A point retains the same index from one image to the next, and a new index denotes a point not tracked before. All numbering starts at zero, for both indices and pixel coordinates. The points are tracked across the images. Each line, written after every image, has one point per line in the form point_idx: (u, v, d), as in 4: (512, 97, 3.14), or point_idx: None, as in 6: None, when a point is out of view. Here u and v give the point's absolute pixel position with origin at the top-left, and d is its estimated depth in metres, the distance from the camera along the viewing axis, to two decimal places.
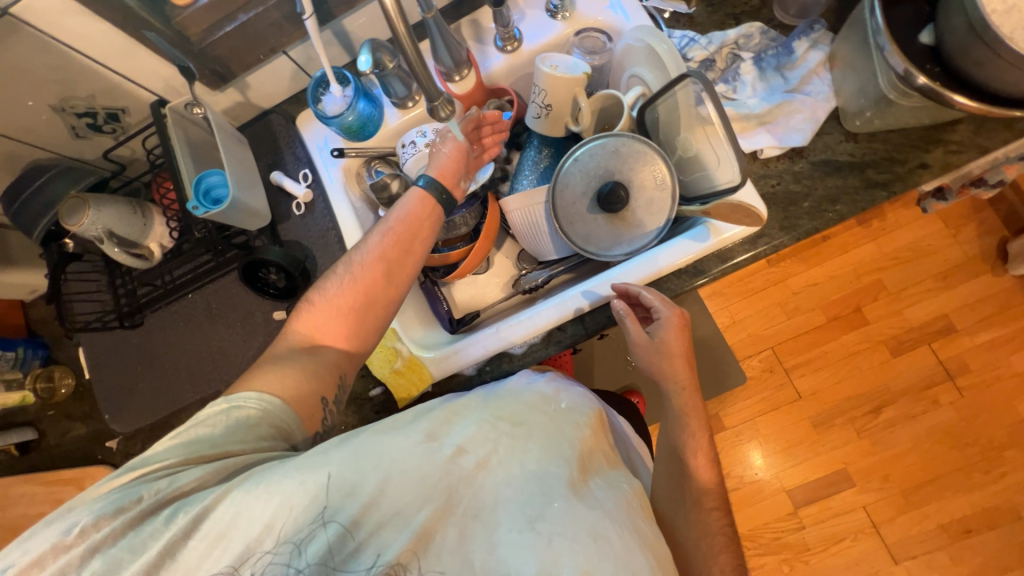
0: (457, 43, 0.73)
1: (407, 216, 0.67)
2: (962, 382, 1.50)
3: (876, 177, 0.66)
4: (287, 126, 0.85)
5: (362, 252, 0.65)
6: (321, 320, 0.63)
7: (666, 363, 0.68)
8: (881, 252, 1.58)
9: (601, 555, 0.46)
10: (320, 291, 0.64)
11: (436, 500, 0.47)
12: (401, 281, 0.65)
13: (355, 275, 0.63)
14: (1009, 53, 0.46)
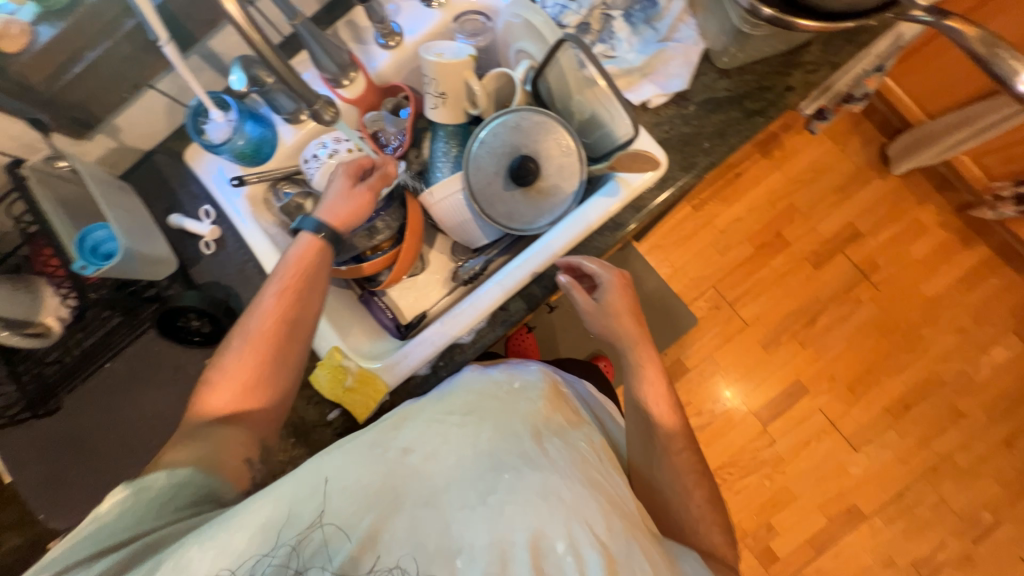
0: (336, 46, 0.71)
1: (297, 265, 0.66)
2: (875, 279, 1.67)
3: (753, 106, 0.72)
4: (175, 164, 0.80)
5: (258, 312, 0.63)
6: (224, 391, 0.60)
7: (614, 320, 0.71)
8: (786, 178, 1.72)
9: (551, 511, 0.48)
10: (222, 365, 0.62)
11: (382, 501, 0.48)
12: (302, 333, 0.64)
13: (253, 335, 0.62)
14: None
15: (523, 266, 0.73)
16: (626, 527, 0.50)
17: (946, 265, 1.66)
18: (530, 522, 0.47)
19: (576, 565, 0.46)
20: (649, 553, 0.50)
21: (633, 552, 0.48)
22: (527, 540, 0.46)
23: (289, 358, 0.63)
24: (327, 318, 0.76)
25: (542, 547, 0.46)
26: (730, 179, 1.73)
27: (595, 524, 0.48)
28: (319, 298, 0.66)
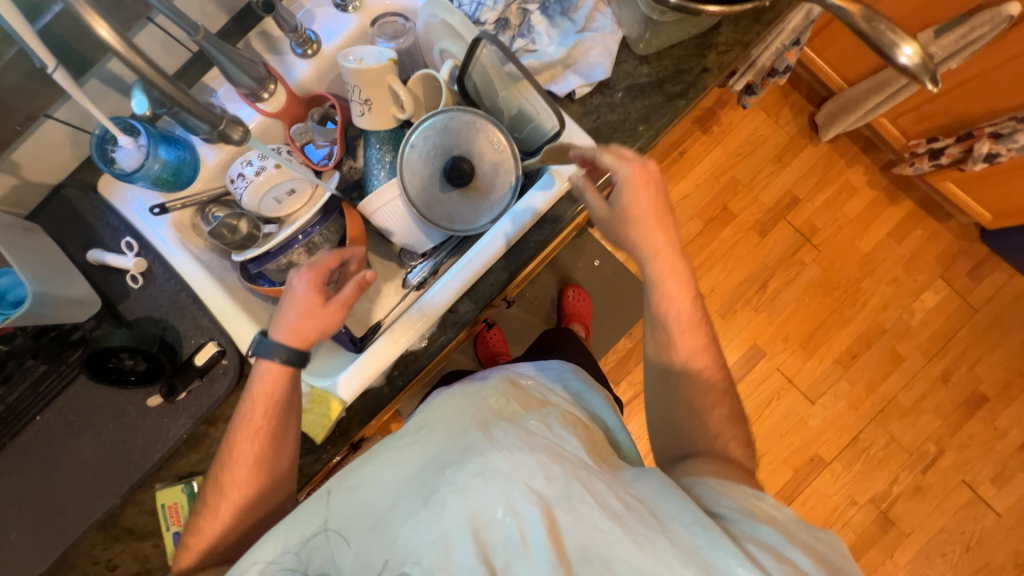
0: (249, 60, 0.69)
1: (262, 386, 0.64)
2: (816, 241, 1.77)
3: (672, 90, 0.74)
4: (87, 197, 0.74)
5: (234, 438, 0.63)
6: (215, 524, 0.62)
7: (651, 215, 0.62)
8: (727, 152, 1.78)
9: (487, 485, 0.48)
10: (226, 471, 0.63)
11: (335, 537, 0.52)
12: (279, 446, 0.64)
13: (249, 433, 0.63)
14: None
15: (465, 266, 0.72)
16: (568, 473, 0.48)
17: (877, 221, 1.77)
18: (467, 504, 0.47)
19: (519, 526, 0.46)
20: (593, 488, 0.48)
21: (572, 490, 0.47)
22: (466, 521, 0.47)
23: (269, 471, 0.64)
24: None
25: (484, 521, 0.47)
26: (674, 158, 1.78)
27: (532, 482, 0.48)
28: (292, 407, 0.65)
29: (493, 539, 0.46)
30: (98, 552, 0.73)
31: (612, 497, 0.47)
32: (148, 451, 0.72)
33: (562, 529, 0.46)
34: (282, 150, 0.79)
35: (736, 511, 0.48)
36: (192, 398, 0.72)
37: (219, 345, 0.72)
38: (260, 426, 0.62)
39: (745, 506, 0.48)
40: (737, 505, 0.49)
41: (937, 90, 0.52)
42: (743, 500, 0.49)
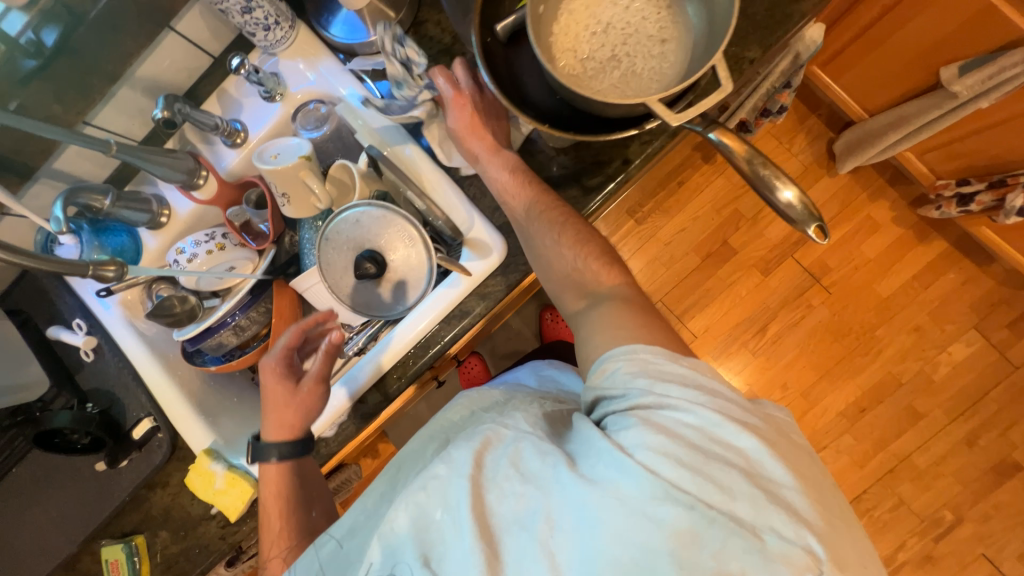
0: (174, 156, 0.73)
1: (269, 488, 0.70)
2: (827, 282, 1.63)
3: (590, 183, 0.70)
4: (52, 277, 0.83)
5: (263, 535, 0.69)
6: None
7: (509, 184, 0.67)
8: (730, 183, 1.66)
9: (427, 492, 0.50)
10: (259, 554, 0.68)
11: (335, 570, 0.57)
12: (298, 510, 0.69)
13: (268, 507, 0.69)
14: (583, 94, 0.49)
15: (373, 360, 0.74)
16: (494, 451, 0.51)
17: (901, 262, 1.60)
18: (410, 508, 0.50)
19: (453, 514, 0.48)
20: (515, 456, 0.49)
21: (496, 468, 0.49)
22: (410, 525, 0.49)
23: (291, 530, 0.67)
24: (203, 415, 0.80)
25: (429, 521, 0.49)
26: (671, 189, 1.68)
27: (461, 473, 0.49)
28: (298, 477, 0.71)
29: (439, 537, 0.48)
30: None
31: (529, 459, 0.49)
32: (96, 509, 0.80)
33: (489, 508, 0.48)
34: (217, 233, 0.81)
35: (614, 397, 0.51)
36: (132, 466, 0.79)
37: (154, 421, 0.79)
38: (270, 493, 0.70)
39: (622, 369, 0.51)
40: (618, 379, 0.51)
41: (823, 242, 0.51)
42: (630, 361, 0.51)
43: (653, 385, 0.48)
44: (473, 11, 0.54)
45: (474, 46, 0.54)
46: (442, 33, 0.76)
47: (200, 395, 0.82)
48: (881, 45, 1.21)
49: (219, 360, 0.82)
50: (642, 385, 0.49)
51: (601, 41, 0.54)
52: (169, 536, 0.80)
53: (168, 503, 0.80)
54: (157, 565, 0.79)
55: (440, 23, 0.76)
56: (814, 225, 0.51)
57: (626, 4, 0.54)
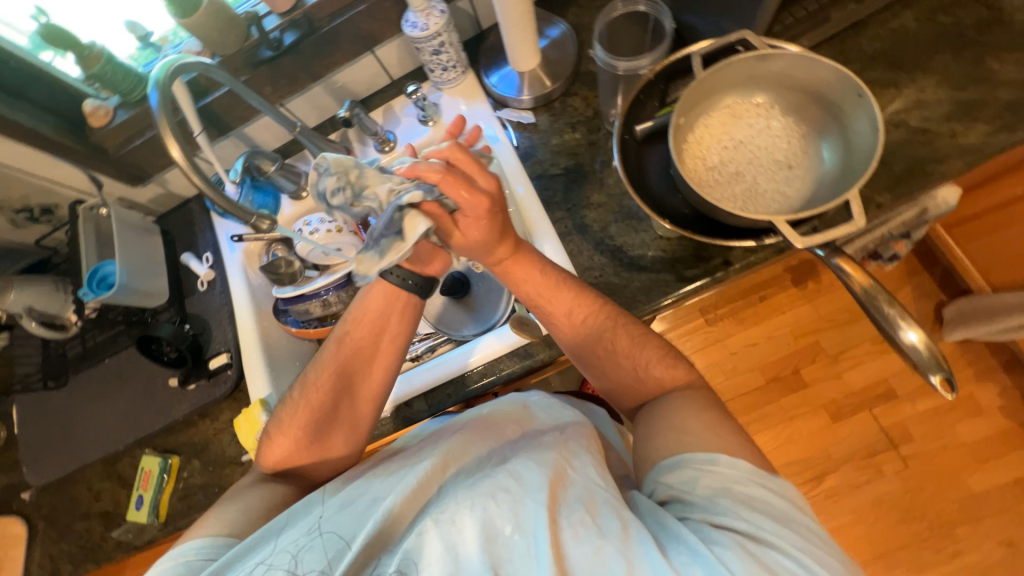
0: (334, 148, 0.86)
1: (330, 358, 0.69)
2: (906, 452, 1.45)
3: (687, 272, 0.71)
4: (201, 213, 0.97)
5: (301, 391, 0.69)
6: (274, 448, 0.68)
7: (544, 291, 0.66)
8: (816, 312, 1.58)
9: (497, 501, 0.46)
10: (279, 421, 0.69)
11: (350, 551, 0.50)
12: (345, 398, 0.69)
13: (308, 398, 0.68)
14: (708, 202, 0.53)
15: (429, 371, 0.78)
16: (573, 493, 0.47)
17: (1001, 459, 1.40)
18: (477, 518, 0.46)
19: (527, 542, 0.44)
20: (594, 507, 0.46)
21: (574, 508, 0.46)
22: (478, 530, 0.45)
23: (333, 405, 0.68)
24: (268, 368, 0.86)
25: (496, 535, 0.45)
26: (752, 300, 1.62)
27: (540, 500, 0.46)
28: (362, 357, 0.69)
29: (506, 556, 0.44)
30: (94, 481, 0.90)
31: (609, 517, 0.45)
32: (153, 419, 0.88)
33: (568, 553, 0.43)
34: (339, 218, 0.92)
35: (695, 505, 0.48)
36: (198, 391, 0.87)
37: (229, 358, 0.87)
38: (322, 389, 0.68)
39: (701, 487, 0.48)
40: (698, 489, 0.49)
41: (950, 397, 0.44)
42: (711, 476, 0.49)
43: (743, 512, 0.46)
44: (629, 99, 0.60)
45: (615, 132, 0.60)
46: (585, 106, 0.83)
47: (273, 348, 0.89)
48: (1012, 226, 1.21)
49: (299, 325, 0.90)
50: (728, 505, 0.46)
51: (730, 155, 0.58)
52: (198, 467, 0.86)
53: (210, 436, 0.87)
54: (178, 490, 0.84)
55: (586, 98, 0.84)
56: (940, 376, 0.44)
57: (763, 127, 0.58)
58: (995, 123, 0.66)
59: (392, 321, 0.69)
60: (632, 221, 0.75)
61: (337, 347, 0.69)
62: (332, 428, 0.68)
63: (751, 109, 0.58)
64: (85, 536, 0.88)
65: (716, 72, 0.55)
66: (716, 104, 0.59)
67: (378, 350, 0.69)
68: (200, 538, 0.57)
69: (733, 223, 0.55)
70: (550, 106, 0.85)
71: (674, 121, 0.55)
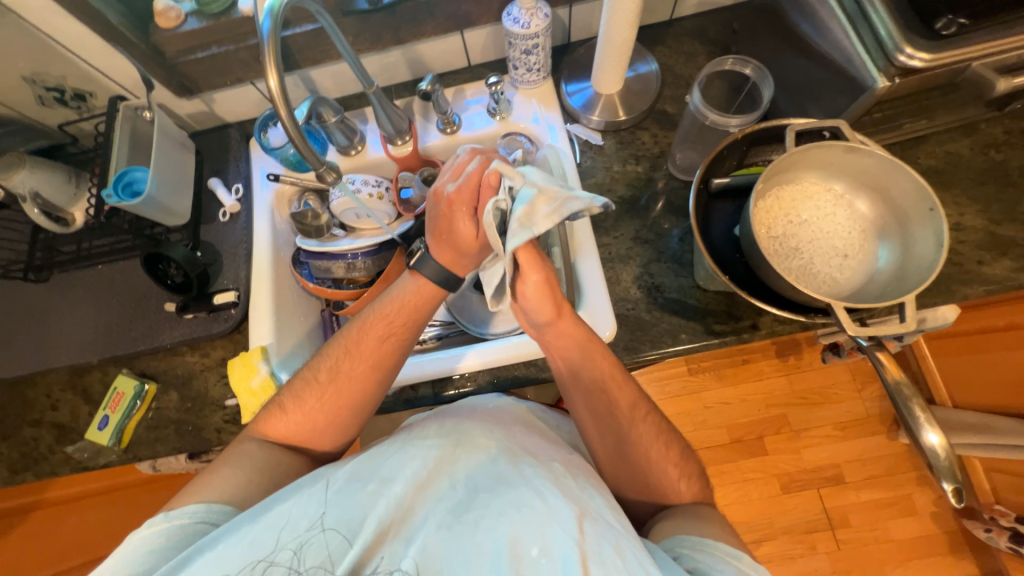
0: (398, 115, 0.84)
1: (343, 354, 0.68)
2: (841, 535, 1.53)
3: (715, 327, 0.74)
4: (240, 142, 0.93)
5: (311, 378, 0.68)
6: (286, 422, 0.66)
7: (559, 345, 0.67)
8: (791, 387, 1.65)
9: (524, 519, 0.48)
10: (295, 398, 0.67)
11: (364, 538, 0.49)
12: (354, 395, 0.67)
13: (322, 385, 0.67)
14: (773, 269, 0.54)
15: (442, 360, 0.77)
16: (598, 524, 0.48)
17: (922, 560, 1.50)
18: (505, 532, 0.47)
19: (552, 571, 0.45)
20: (620, 548, 0.47)
21: (601, 546, 0.46)
22: (503, 547, 0.46)
23: (345, 399, 0.67)
24: (276, 317, 0.83)
25: (522, 555, 0.46)
26: (736, 361, 1.68)
27: (567, 526, 0.47)
28: (385, 359, 0.68)
29: None
30: (54, 389, 0.84)
31: (636, 563, 0.46)
32: (138, 340, 0.83)
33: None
34: (383, 184, 0.90)
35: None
36: (194, 322, 0.83)
37: (236, 297, 0.83)
38: (337, 375, 0.67)
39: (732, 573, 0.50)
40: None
41: (955, 505, 0.46)
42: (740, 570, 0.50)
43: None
44: (715, 151, 0.61)
45: (694, 181, 0.62)
46: (652, 144, 0.85)
47: (283, 297, 0.86)
48: (983, 352, 1.26)
49: (315, 280, 0.88)
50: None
51: (793, 230, 0.61)
52: (175, 400, 0.81)
53: (195, 371, 0.83)
54: (149, 418, 0.80)
55: (656, 136, 0.85)
56: (952, 485, 0.46)
57: (830, 213, 0.61)
58: (1020, 262, 0.71)
59: (418, 312, 0.70)
60: (675, 264, 0.78)
61: (354, 344, 0.67)
62: (343, 419, 0.68)
63: (822, 192, 0.62)
64: (30, 444, 0.81)
65: (806, 150, 0.57)
66: (793, 179, 0.61)
67: (401, 337, 0.69)
68: (195, 503, 0.57)
69: (784, 296, 0.57)
70: (619, 134, 0.86)
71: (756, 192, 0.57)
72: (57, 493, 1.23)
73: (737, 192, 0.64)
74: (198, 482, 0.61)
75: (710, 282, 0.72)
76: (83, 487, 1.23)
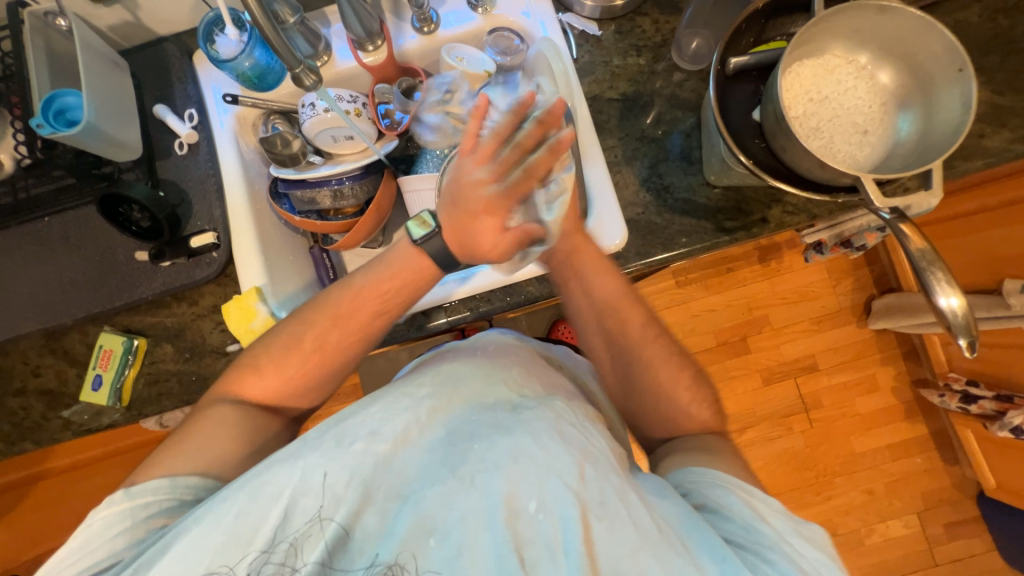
0: (368, 13, 0.73)
1: (330, 312, 0.62)
2: (814, 415, 1.71)
3: (726, 224, 0.73)
4: (182, 59, 0.80)
5: (292, 339, 0.63)
6: (265, 381, 0.63)
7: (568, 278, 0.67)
8: (772, 290, 1.72)
9: (521, 471, 0.46)
10: (269, 359, 0.63)
11: (353, 495, 0.47)
12: (341, 352, 0.64)
13: (305, 345, 0.63)
14: (799, 145, 0.52)
15: (453, 282, 0.74)
16: (601, 473, 0.47)
17: (882, 428, 1.69)
18: (502, 485, 0.45)
19: (553, 527, 0.44)
20: (622, 495, 0.46)
21: (603, 495, 0.45)
22: (499, 503, 0.44)
23: (336, 359, 0.64)
24: (264, 254, 0.77)
25: (519, 512, 0.44)
26: (721, 270, 1.73)
27: (567, 477, 0.46)
28: (389, 312, 0.64)
29: (530, 533, 0.44)
30: (31, 355, 0.78)
31: (641, 510, 0.45)
32: (112, 295, 0.76)
33: (595, 538, 0.44)
34: (359, 100, 0.80)
35: (733, 523, 0.48)
36: (174, 269, 0.76)
37: (216, 238, 0.76)
38: (323, 346, 0.63)
39: (738, 509, 0.49)
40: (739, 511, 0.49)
41: (968, 356, 0.50)
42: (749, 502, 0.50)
43: (778, 540, 0.47)
44: (735, 24, 0.56)
45: (713, 61, 0.57)
46: (654, 32, 0.78)
47: (268, 233, 0.79)
48: (959, 235, 1.27)
49: (298, 213, 0.80)
50: (769, 534, 0.47)
51: (814, 108, 0.58)
52: (171, 352, 0.77)
53: (187, 321, 0.78)
54: (146, 373, 0.76)
55: (657, 22, 0.78)
56: (965, 339, 0.49)
57: (850, 87, 0.58)
58: (1019, 132, 0.71)
59: (414, 285, 0.64)
60: (683, 162, 0.75)
61: (357, 302, 0.62)
62: (323, 379, 0.65)
63: (842, 66, 0.59)
64: (20, 414, 0.76)
65: (834, 15, 0.53)
66: (814, 51, 0.58)
67: (387, 314, 0.64)
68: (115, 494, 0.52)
69: (807, 176, 0.56)
70: (617, 22, 0.79)
71: (778, 67, 0.53)
72: (58, 462, 1.20)
73: (750, 73, 0.60)
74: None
75: (721, 176, 0.70)
76: (84, 454, 1.20)
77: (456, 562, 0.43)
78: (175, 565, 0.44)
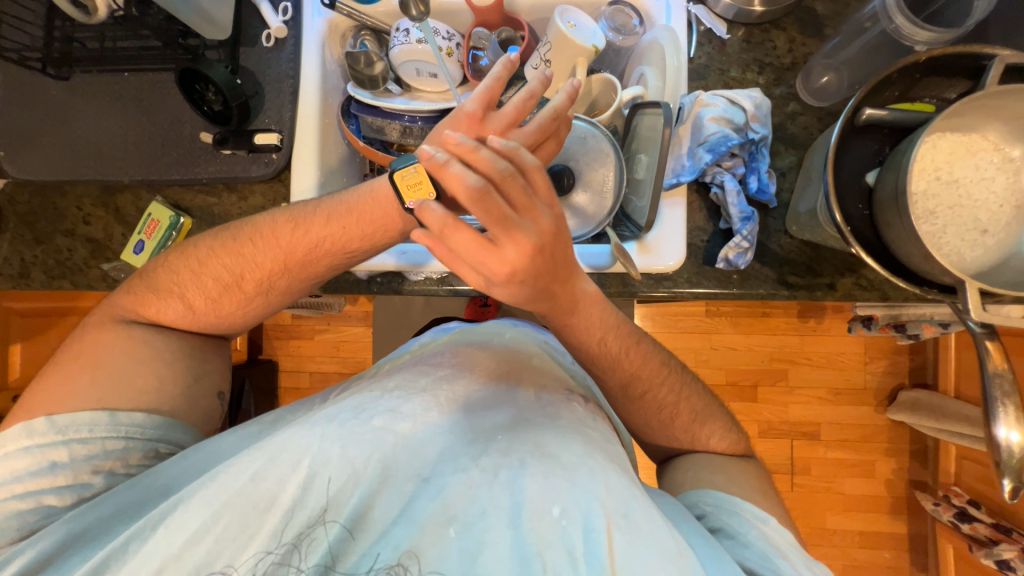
0: None
1: (280, 231, 0.62)
2: (798, 480, 1.68)
3: (790, 279, 0.68)
4: None
5: (234, 245, 0.63)
6: (201, 287, 0.63)
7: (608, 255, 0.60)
8: (801, 347, 1.65)
9: (546, 477, 0.47)
10: (207, 259, 0.63)
11: (370, 477, 0.48)
12: (287, 280, 0.64)
13: (249, 259, 0.62)
14: (910, 226, 0.47)
15: None
16: (625, 485, 0.47)
17: (862, 513, 1.66)
18: (527, 487, 0.47)
19: (574, 535, 0.44)
20: (645, 515, 0.45)
21: (627, 507, 0.45)
22: (524, 502, 0.46)
23: (278, 286, 0.64)
24: (320, 170, 0.75)
25: (542, 516, 0.45)
26: (756, 312, 1.66)
27: (592, 486, 0.46)
28: (343, 249, 0.63)
29: (550, 537, 0.44)
30: (83, 202, 0.80)
31: (664, 532, 0.44)
32: (170, 167, 0.77)
33: (618, 552, 0.43)
34: (454, 39, 0.76)
35: (749, 550, 0.50)
36: (232, 159, 0.76)
37: (279, 140, 0.75)
38: (266, 274, 0.63)
39: (757, 539, 0.51)
40: (751, 535, 0.51)
41: (1005, 497, 0.46)
42: (763, 530, 0.52)
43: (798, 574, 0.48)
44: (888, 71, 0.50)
45: (848, 105, 0.51)
46: (786, 52, 0.71)
47: (329, 149, 0.77)
48: None
49: (362, 139, 0.78)
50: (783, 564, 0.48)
51: (937, 189, 0.52)
52: None
53: (232, 212, 0.78)
54: None
55: (792, 42, 0.71)
56: (1011, 482, 0.46)
57: (987, 177, 0.52)
58: None
59: (383, 234, 0.62)
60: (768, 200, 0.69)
61: (316, 228, 0.62)
62: (263, 303, 0.65)
63: (987, 151, 0.52)
64: (65, 253, 0.80)
65: (1002, 94, 0.47)
66: (961, 127, 0.51)
67: (344, 257, 0.63)
68: (93, 412, 0.55)
69: (904, 261, 0.51)
70: (748, 30, 0.71)
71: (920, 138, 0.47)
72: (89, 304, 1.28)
73: (881, 130, 0.54)
74: (87, 376, 0.57)
75: (805, 227, 0.64)
76: None
77: (476, 557, 0.44)
78: (187, 522, 0.46)
